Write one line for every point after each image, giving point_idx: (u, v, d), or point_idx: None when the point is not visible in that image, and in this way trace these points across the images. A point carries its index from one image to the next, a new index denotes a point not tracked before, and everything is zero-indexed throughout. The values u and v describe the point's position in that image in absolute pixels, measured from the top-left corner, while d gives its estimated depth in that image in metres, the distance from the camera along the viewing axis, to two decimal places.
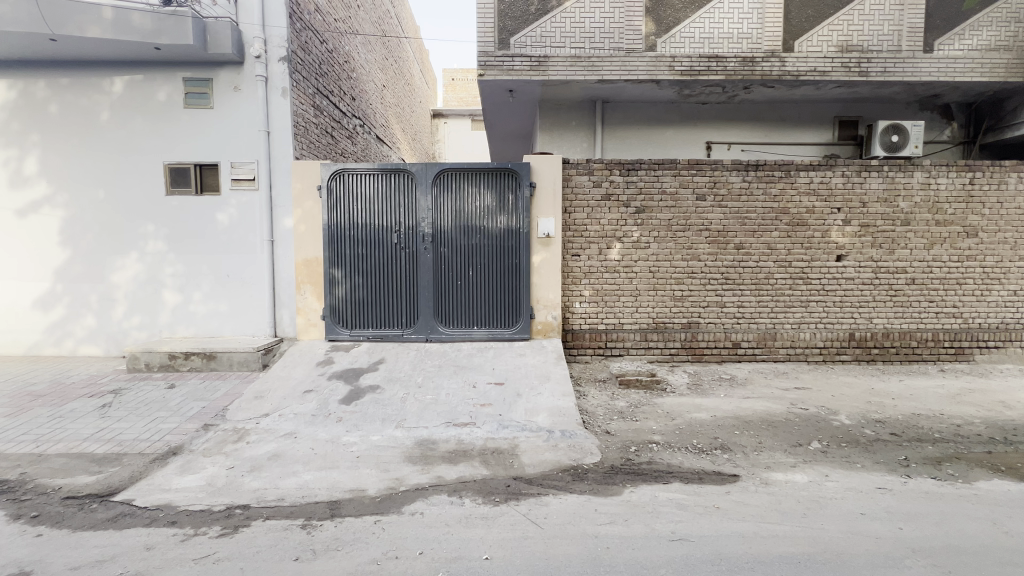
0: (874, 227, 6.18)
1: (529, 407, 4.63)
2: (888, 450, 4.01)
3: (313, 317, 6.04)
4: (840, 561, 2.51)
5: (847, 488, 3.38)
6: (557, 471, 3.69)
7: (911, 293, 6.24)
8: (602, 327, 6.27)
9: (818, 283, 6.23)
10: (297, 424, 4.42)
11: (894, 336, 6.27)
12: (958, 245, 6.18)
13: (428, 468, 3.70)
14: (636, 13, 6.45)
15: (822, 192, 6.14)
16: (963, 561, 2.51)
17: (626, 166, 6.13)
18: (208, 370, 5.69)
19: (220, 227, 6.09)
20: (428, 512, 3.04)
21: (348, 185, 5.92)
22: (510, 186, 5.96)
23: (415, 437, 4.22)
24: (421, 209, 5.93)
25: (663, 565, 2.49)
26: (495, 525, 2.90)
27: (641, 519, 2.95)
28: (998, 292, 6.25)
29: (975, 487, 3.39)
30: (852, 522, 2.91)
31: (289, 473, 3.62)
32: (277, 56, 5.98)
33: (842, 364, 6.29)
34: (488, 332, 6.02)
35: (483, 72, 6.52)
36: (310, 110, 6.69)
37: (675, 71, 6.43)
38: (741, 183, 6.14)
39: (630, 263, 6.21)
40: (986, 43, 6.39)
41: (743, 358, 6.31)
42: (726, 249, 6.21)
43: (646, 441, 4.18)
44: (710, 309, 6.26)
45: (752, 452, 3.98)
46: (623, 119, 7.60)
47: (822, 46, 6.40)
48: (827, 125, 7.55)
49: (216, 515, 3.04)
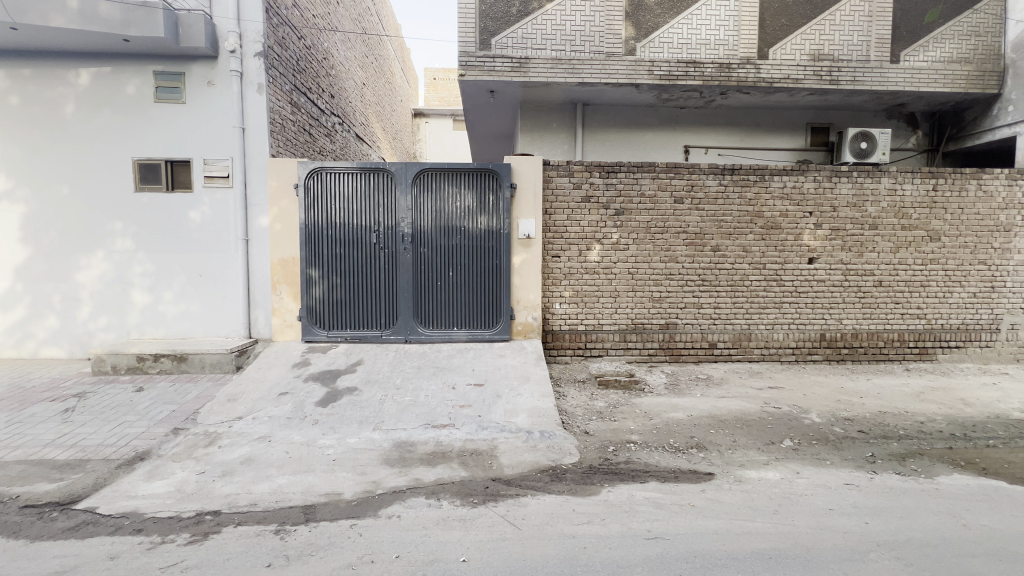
0: (844, 231, 6.37)
1: (509, 407, 4.63)
2: (855, 446, 4.14)
3: (290, 318, 5.93)
4: (810, 555, 2.58)
5: (816, 484, 3.48)
6: (536, 472, 3.70)
7: (879, 295, 6.45)
8: (582, 327, 6.32)
9: (791, 284, 6.39)
10: (272, 427, 4.32)
11: (862, 336, 6.48)
12: (922, 248, 6.42)
13: (406, 470, 3.67)
14: (616, 17, 6.52)
15: (795, 197, 6.30)
16: (925, 553, 2.61)
17: (606, 168, 6.18)
18: (179, 373, 5.53)
19: (192, 225, 5.92)
20: (405, 515, 3.01)
21: (325, 184, 5.84)
22: (490, 186, 5.95)
23: (393, 439, 4.17)
24: (401, 208, 5.88)
25: (639, 563, 2.51)
26: (473, 527, 2.89)
27: (618, 519, 2.97)
28: (960, 294, 6.51)
29: (936, 482, 3.53)
30: (821, 517, 2.99)
31: (262, 477, 3.54)
32: (253, 52, 5.85)
33: (813, 363, 6.47)
34: (469, 333, 6.00)
35: (464, 73, 6.51)
36: (288, 107, 6.57)
37: (653, 75, 6.53)
38: (717, 187, 6.26)
39: (609, 264, 6.27)
40: (948, 55, 6.67)
41: (719, 358, 6.43)
42: (703, 251, 6.32)
43: (624, 441, 4.22)
44: (688, 310, 6.37)
45: (727, 450, 4.06)
46: (603, 121, 7.67)
47: (795, 54, 6.58)
48: (800, 131, 7.76)
49: (185, 522, 2.95)
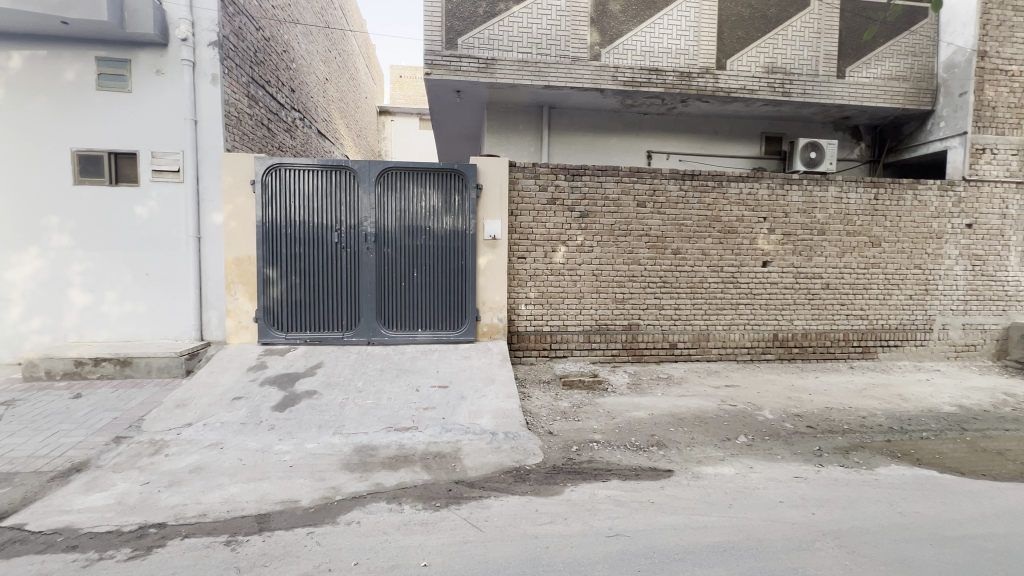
0: (795, 235, 6.69)
1: (473, 409, 4.60)
2: (804, 441, 4.35)
3: (245, 320, 5.72)
4: (760, 546, 2.69)
5: (768, 478, 3.63)
6: (499, 474, 3.70)
7: (826, 297, 6.81)
8: (547, 328, 6.37)
9: (746, 286, 6.66)
10: (224, 434, 4.14)
11: (811, 336, 6.82)
12: (865, 253, 6.82)
13: (366, 475, 3.58)
14: (582, 23, 6.61)
15: (750, 203, 6.57)
16: (865, 540, 2.77)
17: (571, 171, 6.25)
18: (123, 378, 5.21)
19: (139, 221, 5.60)
20: (365, 521, 2.94)
21: (284, 181, 5.67)
22: (456, 186, 5.91)
23: (354, 443, 4.07)
24: (364, 207, 5.76)
25: (600, 561, 2.54)
26: (435, 530, 2.85)
27: (580, 518, 2.99)
28: (899, 296, 6.95)
29: (876, 473, 3.75)
30: (772, 509, 3.13)
31: (212, 486, 3.37)
32: (206, 41, 5.59)
33: (767, 363, 6.75)
34: (434, 334, 5.94)
35: (430, 72, 6.44)
36: (245, 101, 6.32)
37: (618, 81, 6.66)
38: (678, 192, 6.45)
39: (574, 266, 6.35)
40: (888, 72, 7.12)
41: (679, 358, 6.62)
42: (664, 254, 6.49)
43: (587, 440, 4.27)
44: (649, 311, 6.52)
45: (685, 447, 4.18)
46: (569, 124, 7.76)
47: (750, 66, 6.86)
48: (755, 140, 8.10)
49: (125, 536, 2.77)
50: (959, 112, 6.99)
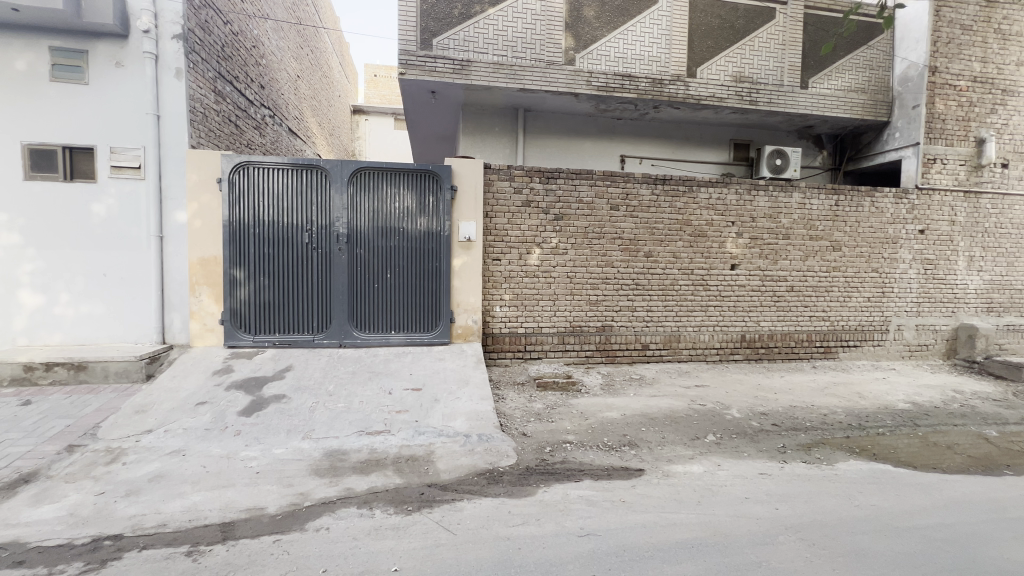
0: (762, 240, 6.91)
1: (447, 411, 4.57)
2: (769, 439, 4.49)
3: (210, 322, 5.54)
4: (726, 541, 2.76)
5: (735, 475, 3.73)
6: (472, 476, 3.69)
7: (791, 299, 7.06)
8: (522, 330, 6.39)
9: (715, 288, 6.84)
10: (187, 440, 3.99)
11: (777, 337, 7.05)
12: (827, 257, 7.10)
13: (336, 480, 3.52)
14: (556, 27, 6.66)
15: (719, 208, 6.76)
16: (825, 532, 2.87)
17: (545, 174, 6.30)
18: (77, 383, 4.96)
19: (96, 219, 5.35)
20: (334, 527, 2.88)
21: (253, 179, 5.53)
22: (430, 187, 5.87)
23: (324, 448, 3.99)
24: (336, 207, 5.67)
25: (572, 560, 2.57)
26: (407, 534, 2.81)
27: (553, 518, 3.01)
28: (858, 298, 7.26)
29: (835, 468, 3.90)
30: (738, 506, 3.22)
31: (173, 495, 3.25)
32: (170, 34, 5.39)
33: (735, 363, 6.95)
34: (407, 337, 5.88)
35: (404, 72, 6.38)
36: (211, 97, 6.13)
37: (592, 86, 6.76)
38: (650, 196, 6.58)
39: (548, 269, 6.40)
40: (848, 85, 7.46)
41: (651, 359, 6.74)
42: (637, 256, 6.60)
43: (560, 441, 4.30)
44: (622, 313, 6.63)
45: (656, 446, 4.26)
46: (544, 128, 7.83)
47: (719, 75, 7.07)
48: (724, 146, 8.34)
49: (78, 549, 2.64)
50: (913, 123, 7.37)
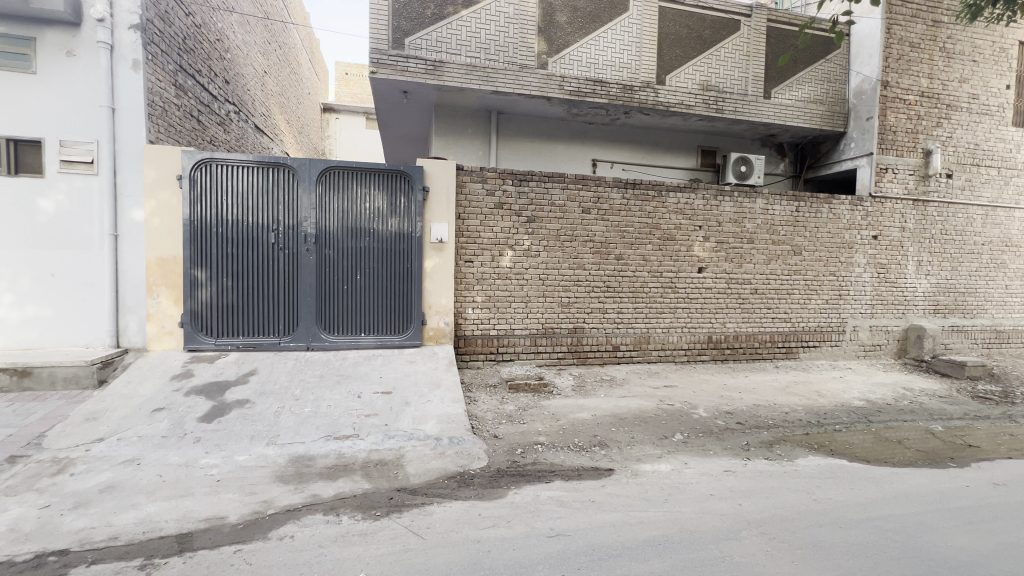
0: (727, 244, 7.12)
1: (417, 414, 4.52)
2: (733, 437, 4.62)
3: (168, 324, 5.33)
4: (692, 537, 2.83)
5: (701, 473, 3.82)
6: (442, 480, 3.65)
7: (755, 301, 7.30)
8: (494, 332, 6.39)
9: (683, 291, 7.00)
10: (142, 449, 3.81)
11: (742, 337, 7.27)
12: (788, 261, 7.38)
13: (302, 487, 3.43)
14: (529, 31, 6.70)
15: (687, 212, 6.93)
16: (786, 527, 2.97)
17: (518, 176, 6.33)
18: (21, 390, 4.68)
19: (43, 216, 5.05)
20: (299, 535, 2.80)
21: (216, 177, 5.35)
22: (401, 187, 5.81)
23: (289, 454, 3.87)
24: (304, 207, 5.54)
25: (541, 561, 2.58)
26: (374, 540, 2.76)
27: (523, 520, 3.02)
28: (817, 300, 7.57)
29: (795, 464, 4.06)
30: (703, 502, 3.30)
31: (126, 506, 3.09)
32: (126, 23, 5.15)
33: (702, 363, 7.13)
34: (377, 339, 5.79)
35: (375, 70, 6.30)
36: (172, 90, 5.89)
37: (564, 90, 6.83)
38: (621, 199, 6.69)
39: (520, 271, 6.42)
40: (806, 96, 7.80)
41: (622, 360, 6.84)
42: (608, 259, 6.70)
43: (531, 443, 4.31)
44: (594, 315, 6.71)
45: (626, 446, 4.33)
46: (517, 131, 7.86)
47: (687, 83, 7.27)
48: (692, 153, 8.57)
49: (19, 567, 2.48)
50: (866, 134, 7.76)
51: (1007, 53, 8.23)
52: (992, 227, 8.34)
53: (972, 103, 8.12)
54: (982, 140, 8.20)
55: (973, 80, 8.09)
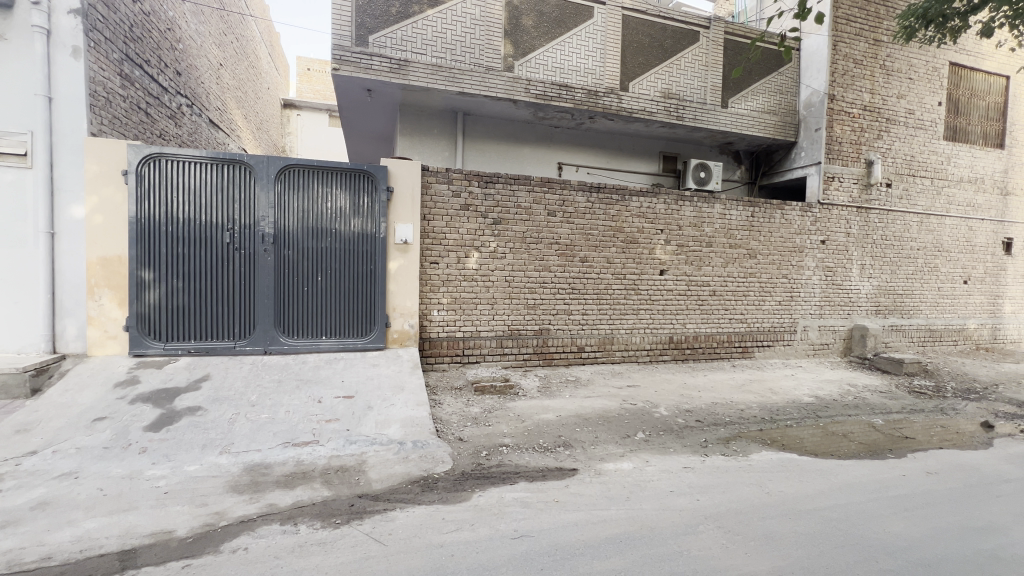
0: (688, 247, 7.35)
1: (380, 418, 4.43)
2: (692, 434, 4.77)
3: (112, 329, 5.02)
4: (652, 534, 2.89)
5: (661, 470, 3.93)
6: (406, 485, 3.60)
7: (713, 302, 7.57)
8: (459, 334, 6.36)
9: (645, 292, 7.18)
10: (82, 461, 3.57)
11: (701, 337, 7.52)
12: (744, 264, 7.69)
13: (257, 496, 3.30)
14: (495, 33, 6.72)
15: (649, 216, 7.11)
16: (740, 520, 3.09)
17: (483, 178, 6.33)
18: None
19: None
20: (254, 546, 2.70)
21: (165, 173, 5.10)
22: (365, 187, 5.70)
23: (244, 463, 3.72)
24: (261, 206, 5.35)
25: (505, 562, 2.58)
26: (334, 549, 2.69)
27: (487, 522, 3.01)
28: (771, 301, 7.92)
29: (750, 458, 4.23)
30: (663, 499, 3.39)
31: (61, 524, 2.89)
32: (65, 7, 4.78)
33: (664, 363, 7.32)
34: (339, 342, 5.65)
35: (338, 67, 6.16)
36: (117, 80, 5.56)
37: (530, 94, 6.89)
38: (585, 202, 6.79)
39: (486, 273, 6.42)
40: (760, 107, 8.16)
41: (587, 361, 6.94)
42: (573, 261, 6.79)
43: (496, 445, 4.31)
44: (559, 316, 6.78)
45: (589, 446, 4.39)
46: (483, 132, 7.86)
47: (650, 90, 7.47)
48: (654, 158, 8.80)
49: None
50: (815, 144, 8.20)
51: (939, 73, 8.88)
52: (926, 234, 8.97)
53: (909, 118, 8.71)
54: (917, 152, 8.81)
55: (910, 96, 8.69)
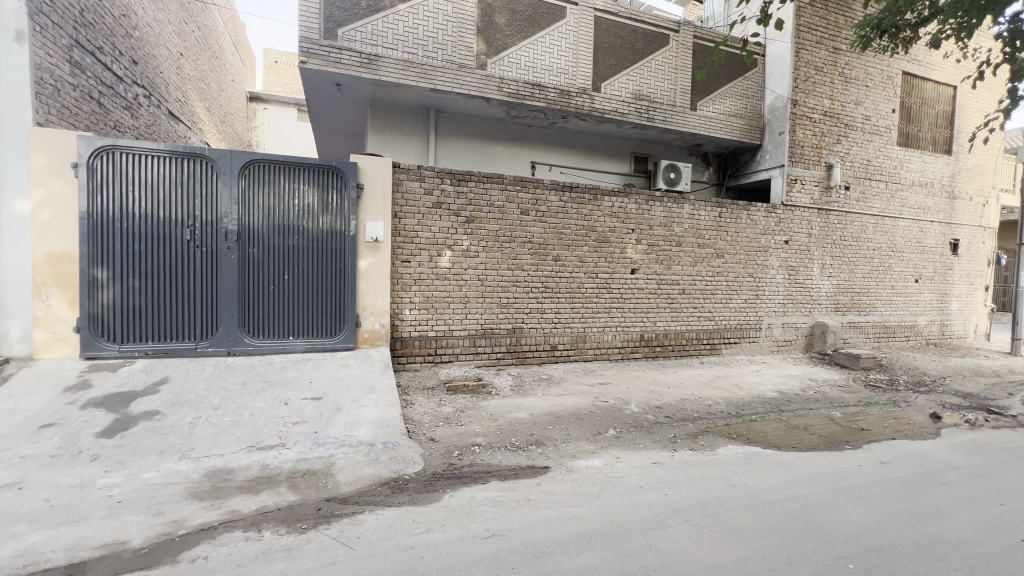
0: (658, 246, 7.49)
1: (350, 420, 4.34)
2: (662, 430, 4.86)
3: (61, 330, 4.75)
4: (622, 529, 2.93)
5: (631, 465, 3.99)
6: (375, 487, 3.54)
7: (683, 301, 7.73)
8: (432, 333, 6.30)
9: (617, 291, 7.28)
10: (26, 470, 3.36)
11: (671, 335, 7.67)
12: (712, 263, 7.89)
13: (218, 503, 3.18)
14: (468, 30, 6.67)
15: (620, 216, 7.21)
16: (706, 512, 3.17)
17: (456, 176, 6.28)
18: None
19: None
20: (214, 555, 2.60)
21: (119, 167, 4.85)
22: (334, 183, 5.57)
23: (205, 469, 3.58)
24: (224, 202, 5.16)
25: (475, 563, 2.56)
26: (299, 555, 2.61)
27: (458, 522, 2.99)
28: (738, 299, 8.15)
29: (717, 453, 4.35)
30: (633, 494, 3.45)
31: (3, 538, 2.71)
32: None
33: (635, 360, 7.44)
34: (308, 342, 5.52)
35: (305, 60, 6.00)
36: (66, 67, 5.26)
37: (503, 92, 6.88)
38: (558, 202, 6.83)
39: (459, 272, 6.38)
40: (727, 110, 8.39)
41: (560, 359, 6.99)
42: (546, 260, 6.82)
43: (469, 444, 4.29)
44: (532, 315, 6.81)
45: (562, 443, 4.42)
46: (456, 130, 7.81)
47: (621, 92, 7.56)
48: (626, 158, 8.93)
49: None
50: (779, 148, 8.48)
51: (892, 81, 9.32)
52: (881, 235, 9.40)
53: (866, 124, 9.11)
54: (873, 157, 9.22)
55: (866, 103, 9.08)
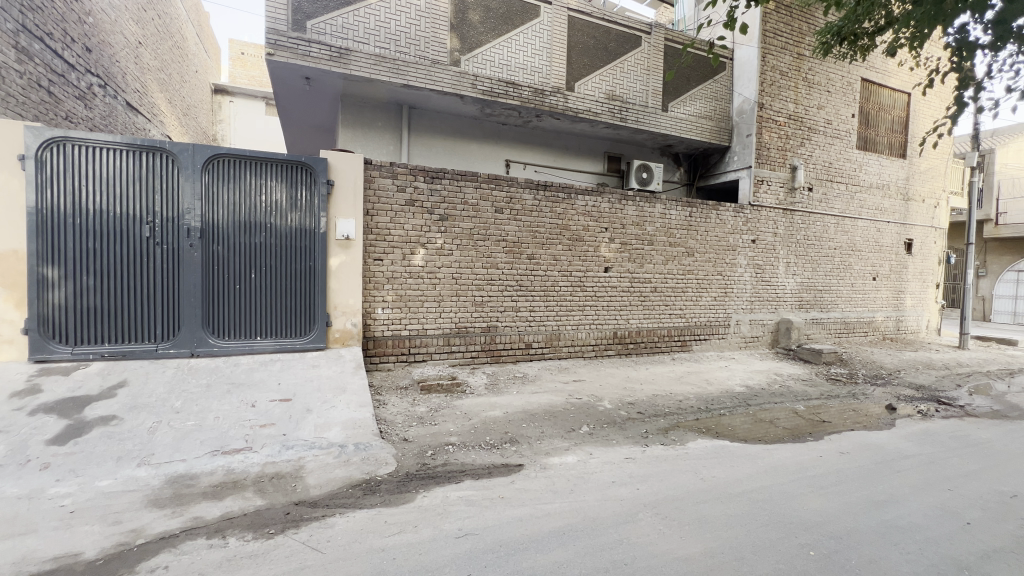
0: (631, 245, 7.59)
1: (320, 422, 4.23)
2: (634, 426, 4.94)
3: (7, 331, 4.49)
4: (594, 524, 2.97)
5: (604, 461, 4.04)
6: (346, 489, 3.48)
7: (655, 298, 7.87)
8: (405, 332, 6.22)
9: (591, 289, 7.35)
10: None
11: (643, 332, 7.81)
12: (683, 262, 8.06)
13: (180, 511, 3.07)
14: (441, 26, 6.61)
15: (594, 215, 7.28)
16: (675, 505, 3.24)
17: (429, 173, 6.22)
18: None
19: None
20: (175, 564, 2.50)
21: (71, 159, 4.60)
22: (303, 179, 5.43)
23: (166, 475, 3.43)
24: (186, 198, 4.97)
25: (447, 563, 2.54)
26: (266, 561, 2.54)
27: (431, 522, 2.97)
28: (707, 297, 8.36)
29: (686, 446, 4.45)
30: (606, 489, 3.49)
31: None
32: None
33: (609, 358, 7.54)
34: (276, 342, 5.37)
35: (272, 52, 5.82)
36: (11, 54, 4.98)
37: (477, 90, 6.85)
38: (533, 200, 6.85)
39: (433, 270, 6.33)
40: (697, 112, 8.57)
41: (534, 357, 7.02)
42: (520, 258, 6.83)
43: (442, 444, 4.26)
44: (507, 313, 6.81)
45: (535, 441, 4.44)
46: (430, 127, 7.73)
47: (595, 92, 7.63)
48: (599, 158, 9.03)
49: None
50: (747, 149, 8.73)
51: (852, 87, 9.70)
52: (842, 234, 9.80)
53: (827, 128, 9.46)
54: (835, 159, 9.58)
55: (828, 108, 9.44)
